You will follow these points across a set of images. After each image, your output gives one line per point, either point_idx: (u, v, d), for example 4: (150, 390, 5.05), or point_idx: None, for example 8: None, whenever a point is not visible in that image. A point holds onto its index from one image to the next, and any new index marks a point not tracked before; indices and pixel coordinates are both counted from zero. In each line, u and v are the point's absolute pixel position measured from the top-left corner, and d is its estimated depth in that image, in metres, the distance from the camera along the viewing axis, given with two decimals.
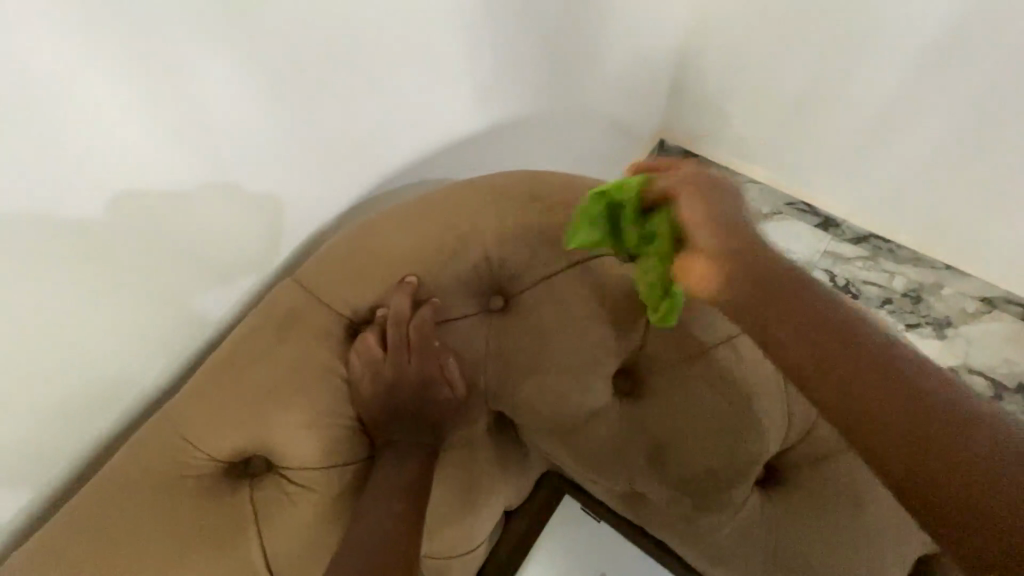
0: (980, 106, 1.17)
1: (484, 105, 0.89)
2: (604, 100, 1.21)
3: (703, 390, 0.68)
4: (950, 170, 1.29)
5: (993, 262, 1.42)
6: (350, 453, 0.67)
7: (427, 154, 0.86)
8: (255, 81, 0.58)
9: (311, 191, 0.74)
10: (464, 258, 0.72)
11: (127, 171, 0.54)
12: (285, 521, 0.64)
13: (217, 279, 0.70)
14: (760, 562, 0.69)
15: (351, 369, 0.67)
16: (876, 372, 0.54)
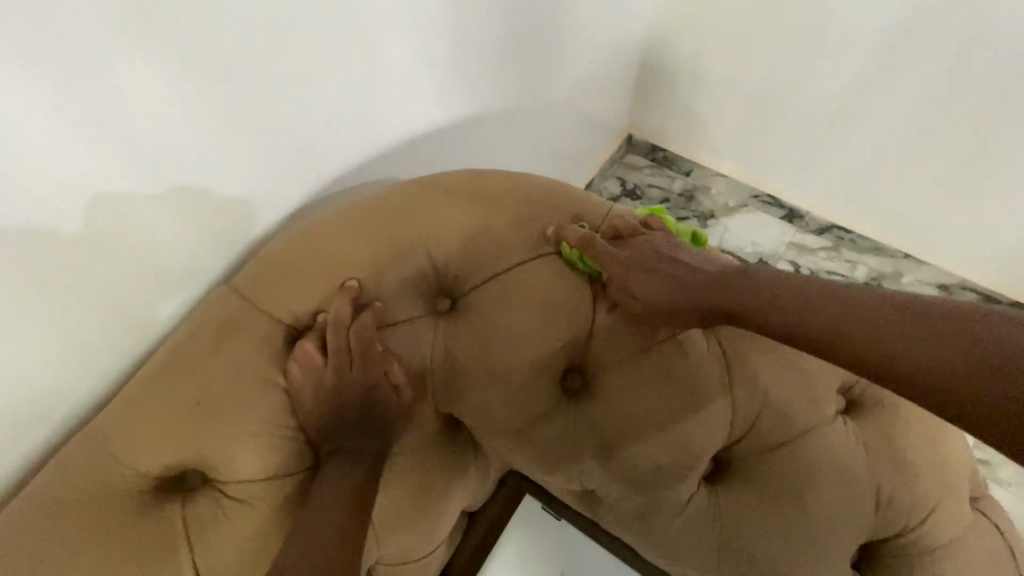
0: (940, 97, 1.21)
1: (446, 103, 0.87)
2: (572, 97, 1.21)
3: (647, 386, 0.67)
4: (912, 160, 1.33)
5: (949, 250, 1.46)
6: (295, 463, 0.65)
7: (384, 155, 0.84)
8: (218, 84, 0.57)
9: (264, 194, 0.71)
10: (411, 262, 0.70)
11: (92, 176, 0.53)
12: (222, 537, 0.62)
13: (160, 289, 0.67)
14: (709, 556, 0.69)
15: (290, 379, 0.65)
16: (849, 318, 0.58)
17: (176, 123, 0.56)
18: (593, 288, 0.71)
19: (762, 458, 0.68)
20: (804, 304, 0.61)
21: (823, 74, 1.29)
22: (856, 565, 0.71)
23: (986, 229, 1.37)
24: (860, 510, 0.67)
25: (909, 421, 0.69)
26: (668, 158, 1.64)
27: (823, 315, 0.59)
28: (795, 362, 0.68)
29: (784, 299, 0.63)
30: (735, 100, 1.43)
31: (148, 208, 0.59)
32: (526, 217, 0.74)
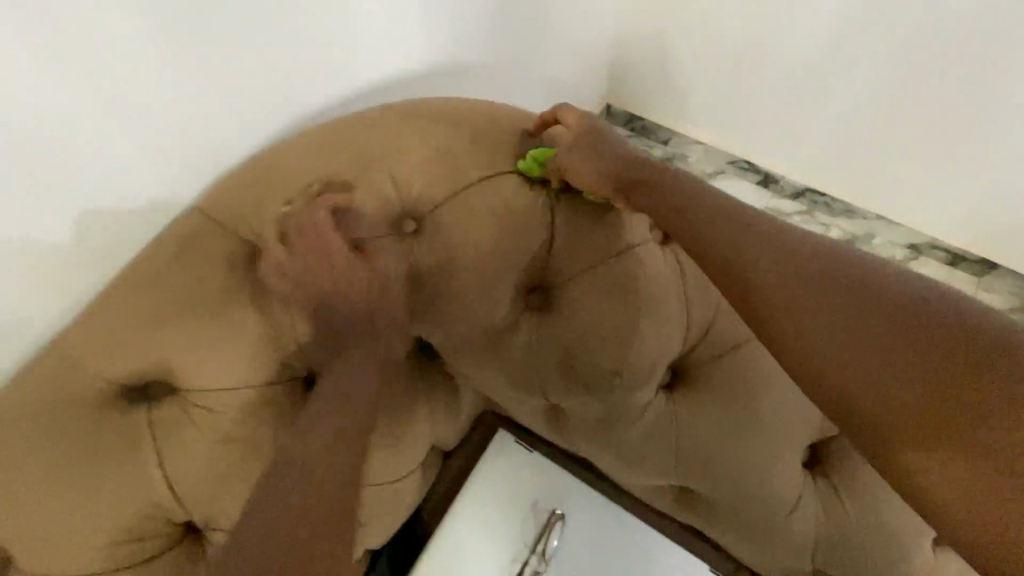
0: (909, 60, 1.23)
1: (422, 45, 0.85)
2: (550, 56, 1.20)
3: (604, 299, 0.70)
4: (880, 119, 1.35)
5: (920, 207, 1.48)
6: (262, 377, 0.66)
7: (356, 96, 0.82)
8: (182, 44, 0.58)
9: (232, 134, 0.70)
10: (375, 187, 0.71)
11: (88, 171, 0.58)
12: (187, 442, 0.62)
13: (132, 229, 0.66)
14: (667, 459, 0.72)
15: (255, 296, 0.66)
16: (884, 326, 0.62)
17: (147, 60, 0.56)
18: (551, 205, 0.72)
19: (715, 364, 0.71)
20: (815, 301, 0.63)
21: (793, 37, 1.29)
22: (807, 464, 0.74)
23: (951, 185, 1.40)
24: (807, 410, 0.70)
25: None
26: (646, 127, 1.65)
27: (832, 320, 0.63)
28: None
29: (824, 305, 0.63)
30: (710, 64, 1.43)
31: (124, 148, 0.59)
32: (489, 142, 0.75)
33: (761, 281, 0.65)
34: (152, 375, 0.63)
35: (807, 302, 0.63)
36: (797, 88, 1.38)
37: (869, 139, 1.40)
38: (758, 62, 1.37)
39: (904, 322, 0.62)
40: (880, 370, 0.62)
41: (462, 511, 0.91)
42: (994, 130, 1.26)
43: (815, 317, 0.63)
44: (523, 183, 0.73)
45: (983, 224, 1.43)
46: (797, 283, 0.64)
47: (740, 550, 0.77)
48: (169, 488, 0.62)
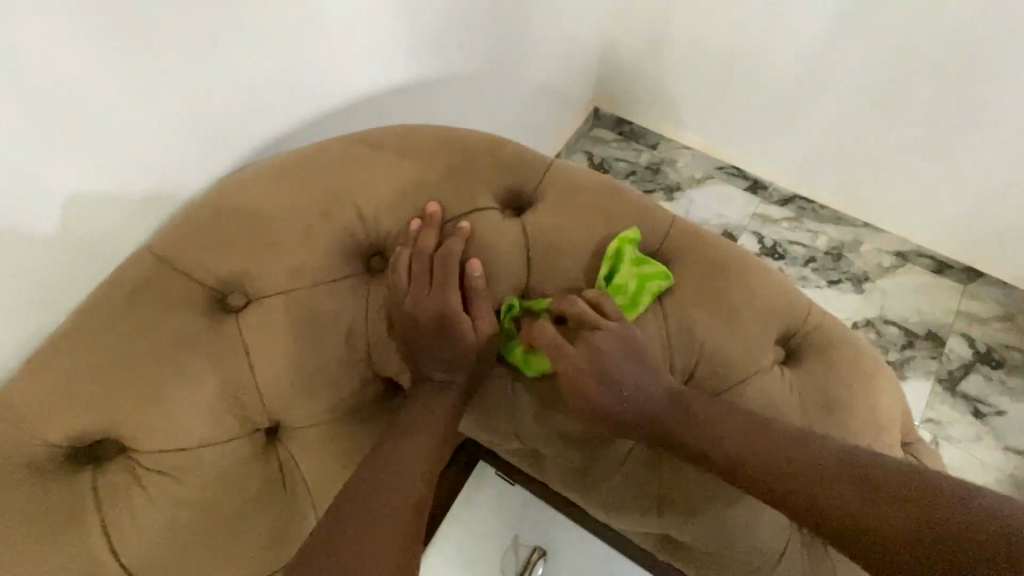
0: (895, 60, 1.22)
1: (394, 68, 0.83)
2: (531, 69, 1.19)
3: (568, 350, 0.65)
4: (867, 122, 1.34)
5: (907, 216, 1.46)
6: (218, 431, 0.61)
7: (324, 122, 0.79)
8: (142, 44, 0.54)
9: (195, 157, 0.66)
10: (341, 223, 0.67)
11: (57, 169, 0.54)
12: (136, 510, 0.57)
13: (85, 257, 0.62)
14: (648, 505, 0.69)
15: (214, 341, 0.62)
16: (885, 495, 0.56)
17: (88, 81, 0.53)
18: (527, 243, 0.69)
19: (677, 428, 0.64)
20: (766, 442, 0.61)
21: (778, 39, 1.29)
22: None
23: (940, 189, 1.37)
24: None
25: (844, 365, 0.69)
26: (635, 131, 1.63)
27: (785, 460, 0.60)
28: (729, 307, 0.68)
29: (827, 482, 0.58)
30: (697, 66, 1.43)
31: (60, 178, 0.55)
32: (462, 173, 0.71)
33: (703, 412, 0.64)
34: (98, 430, 0.58)
35: (802, 479, 0.58)
36: (785, 92, 1.37)
37: (859, 144, 1.38)
38: (745, 64, 1.37)
39: (919, 494, 0.55)
40: (849, 512, 0.56)
41: (440, 551, 0.90)
42: (985, 132, 1.24)
43: (826, 493, 0.57)
44: (496, 217, 0.70)
45: (970, 231, 1.40)
46: (792, 455, 0.60)
47: None
48: (117, 560, 0.56)
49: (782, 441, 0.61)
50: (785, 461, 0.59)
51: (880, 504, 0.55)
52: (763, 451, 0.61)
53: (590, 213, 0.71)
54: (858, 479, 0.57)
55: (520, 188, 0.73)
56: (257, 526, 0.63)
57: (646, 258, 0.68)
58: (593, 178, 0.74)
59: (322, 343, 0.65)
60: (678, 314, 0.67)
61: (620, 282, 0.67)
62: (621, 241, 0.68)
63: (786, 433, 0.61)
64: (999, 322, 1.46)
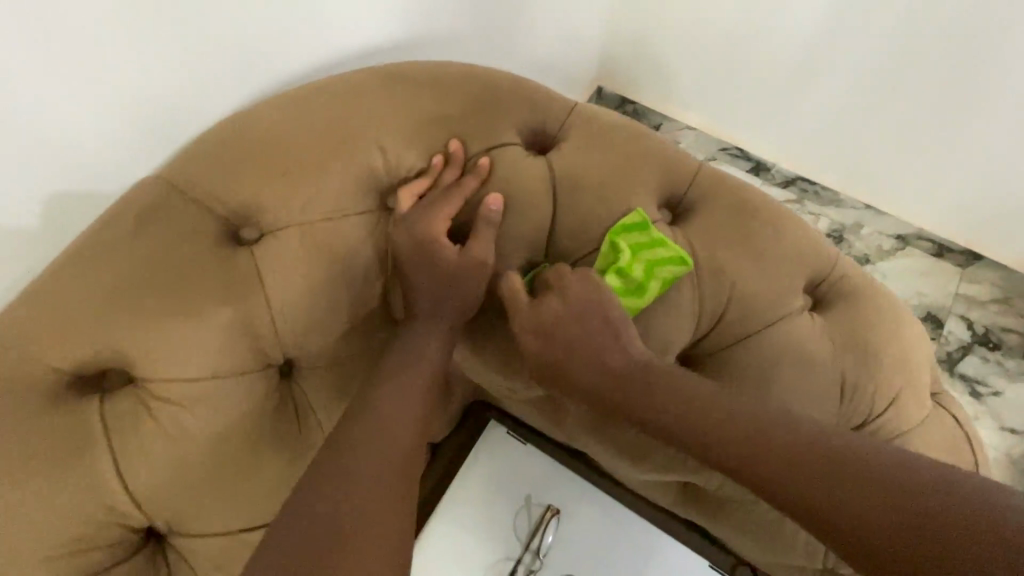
0: (898, 42, 1.17)
1: (411, 11, 0.79)
2: (544, 32, 1.15)
3: (587, 287, 0.62)
4: (865, 104, 1.28)
5: (910, 201, 1.39)
6: (231, 363, 0.58)
7: (338, 65, 0.75)
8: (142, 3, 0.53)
9: (200, 94, 0.63)
10: (358, 154, 0.64)
11: (52, 150, 0.55)
12: (146, 442, 0.54)
13: (86, 199, 0.60)
14: (673, 453, 0.67)
15: (226, 271, 0.59)
16: (895, 504, 0.51)
17: (80, 77, 0.53)
18: (552, 182, 0.66)
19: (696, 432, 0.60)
20: (761, 445, 0.57)
21: (777, 19, 1.24)
22: None
23: (937, 179, 1.32)
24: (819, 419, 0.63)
25: (873, 313, 0.68)
26: (638, 111, 1.52)
27: (781, 464, 0.56)
28: (757, 249, 0.66)
29: (857, 486, 0.53)
30: (695, 44, 1.35)
31: (59, 172, 0.56)
32: (484, 108, 0.69)
33: (691, 408, 0.60)
34: (104, 359, 0.55)
35: (803, 485, 0.55)
36: (785, 80, 1.32)
37: (857, 135, 1.34)
38: (742, 43, 1.30)
39: (942, 505, 0.50)
40: (854, 523, 0.52)
41: (451, 509, 0.88)
42: (985, 126, 1.21)
43: (855, 497, 0.53)
44: (519, 154, 0.67)
45: (966, 223, 1.36)
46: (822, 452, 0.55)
47: (749, 549, 0.72)
48: (127, 491, 0.54)
49: (779, 441, 0.57)
50: (813, 461, 0.55)
51: (909, 515, 0.50)
52: (789, 448, 0.56)
53: (618, 153, 0.68)
54: (892, 486, 0.52)
55: (544, 125, 0.71)
56: (271, 464, 0.61)
57: (663, 241, 0.64)
58: (619, 120, 0.72)
59: (340, 279, 0.63)
60: (708, 256, 0.65)
61: (623, 265, 0.62)
62: (636, 222, 0.64)
63: (782, 433, 0.57)
64: (995, 305, 1.41)
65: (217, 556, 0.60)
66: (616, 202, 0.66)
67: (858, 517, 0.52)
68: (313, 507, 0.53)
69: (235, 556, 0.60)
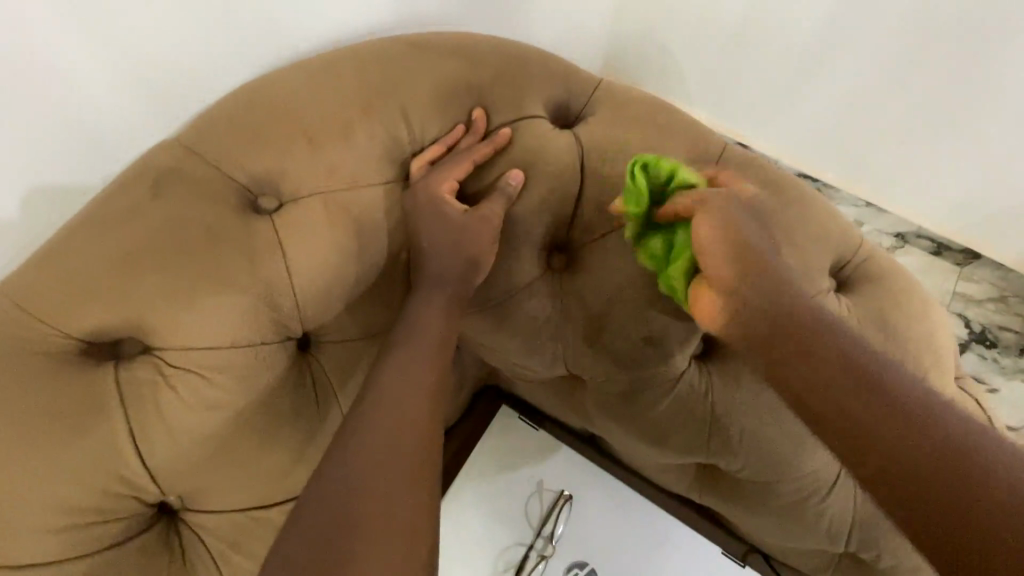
0: (903, 44, 1.12)
1: None
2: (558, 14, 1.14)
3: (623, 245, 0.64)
4: (868, 102, 1.22)
5: (911, 205, 1.31)
6: (249, 332, 0.56)
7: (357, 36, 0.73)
8: None
9: (213, 57, 0.61)
10: (380, 121, 0.62)
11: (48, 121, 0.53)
12: (160, 409, 0.52)
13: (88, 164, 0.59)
14: (697, 433, 0.66)
15: (245, 237, 0.57)
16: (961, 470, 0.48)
17: (72, 55, 0.52)
18: (580, 154, 0.65)
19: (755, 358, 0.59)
20: (838, 378, 0.54)
21: (780, 16, 1.19)
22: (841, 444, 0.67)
23: (940, 182, 1.25)
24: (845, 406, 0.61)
25: (898, 295, 0.67)
26: None
27: (854, 397, 0.53)
28: (783, 228, 0.66)
29: (911, 429, 0.51)
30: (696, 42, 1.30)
31: (45, 152, 0.55)
32: (509, 79, 0.67)
33: (763, 334, 0.58)
34: (117, 324, 0.53)
35: (870, 421, 0.52)
36: (784, 74, 1.25)
37: (852, 134, 1.27)
38: (744, 41, 1.25)
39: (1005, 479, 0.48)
40: (919, 465, 0.49)
41: (462, 494, 0.86)
42: (985, 127, 1.15)
43: (904, 443, 0.50)
44: (546, 127, 0.66)
45: (964, 224, 1.28)
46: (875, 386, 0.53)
47: (769, 531, 0.71)
48: (140, 460, 0.51)
49: (855, 374, 0.54)
50: (866, 399, 0.53)
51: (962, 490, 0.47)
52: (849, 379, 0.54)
53: (644, 129, 0.67)
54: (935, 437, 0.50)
55: (569, 99, 0.69)
56: (288, 438, 0.59)
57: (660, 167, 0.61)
58: (645, 96, 0.71)
59: (363, 249, 0.61)
60: None
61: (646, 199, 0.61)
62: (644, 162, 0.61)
63: (861, 366, 0.54)
64: (993, 304, 1.30)
65: (232, 533, 0.58)
66: None
67: (907, 463, 0.49)
68: (337, 481, 0.50)
69: (251, 534, 0.59)
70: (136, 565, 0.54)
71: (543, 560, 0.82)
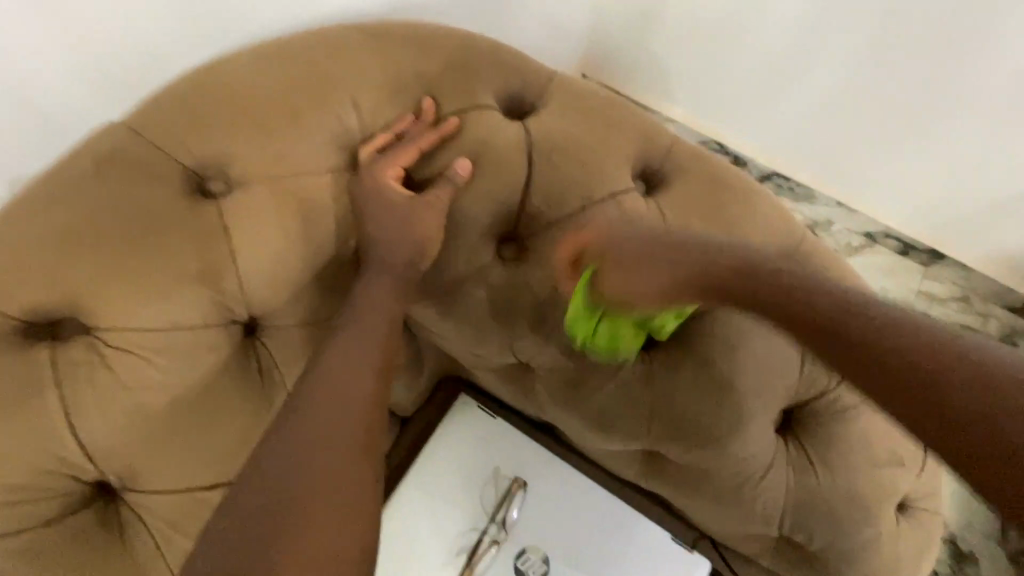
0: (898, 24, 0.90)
1: None
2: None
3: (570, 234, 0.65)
4: (851, 98, 1.01)
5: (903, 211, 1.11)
6: (193, 315, 0.56)
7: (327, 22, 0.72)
8: None
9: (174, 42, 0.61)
10: (330, 109, 0.63)
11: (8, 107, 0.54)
12: (99, 391, 0.52)
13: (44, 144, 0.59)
14: (639, 420, 0.68)
15: (189, 220, 0.57)
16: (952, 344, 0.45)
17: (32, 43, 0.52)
18: (529, 145, 0.66)
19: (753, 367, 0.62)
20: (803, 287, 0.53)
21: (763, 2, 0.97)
22: (778, 428, 0.70)
23: (931, 189, 1.06)
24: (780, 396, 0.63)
25: None
26: None
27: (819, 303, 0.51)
28: (725, 222, 0.67)
29: (878, 319, 0.48)
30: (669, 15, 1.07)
31: (9, 142, 0.56)
32: (461, 70, 0.68)
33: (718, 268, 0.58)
34: (57, 305, 0.53)
35: (844, 316, 0.50)
36: (753, 61, 1.05)
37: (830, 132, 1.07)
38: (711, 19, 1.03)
39: None
40: (897, 356, 0.45)
41: (417, 481, 0.87)
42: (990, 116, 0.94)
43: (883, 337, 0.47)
44: (496, 118, 0.67)
45: (962, 232, 1.08)
46: (874, 316, 0.48)
47: (713, 518, 0.73)
48: (77, 442, 0.52)
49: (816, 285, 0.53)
50: (870, 316, 0.49)
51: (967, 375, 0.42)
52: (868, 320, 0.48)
53: (593, 122, 0.68)
54: (938, 331, 0.46)
55: (521, 91, 0.70)
56: (231, 420, 0.60)
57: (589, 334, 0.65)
58: (596, 90, 0.72)
59: (311, 234, 0.61)
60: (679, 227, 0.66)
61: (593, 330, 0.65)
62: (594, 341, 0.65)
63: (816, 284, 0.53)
64: (957, 304, 1.12)
65: (174, 513, 0.58)
66: (590, 170, 0.66)
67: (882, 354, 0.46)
68: (276, 461, 0.51)
69: (192, 516, 0.59)
70: (75, 541, 0.55)
71: (495, 545, 0.84)
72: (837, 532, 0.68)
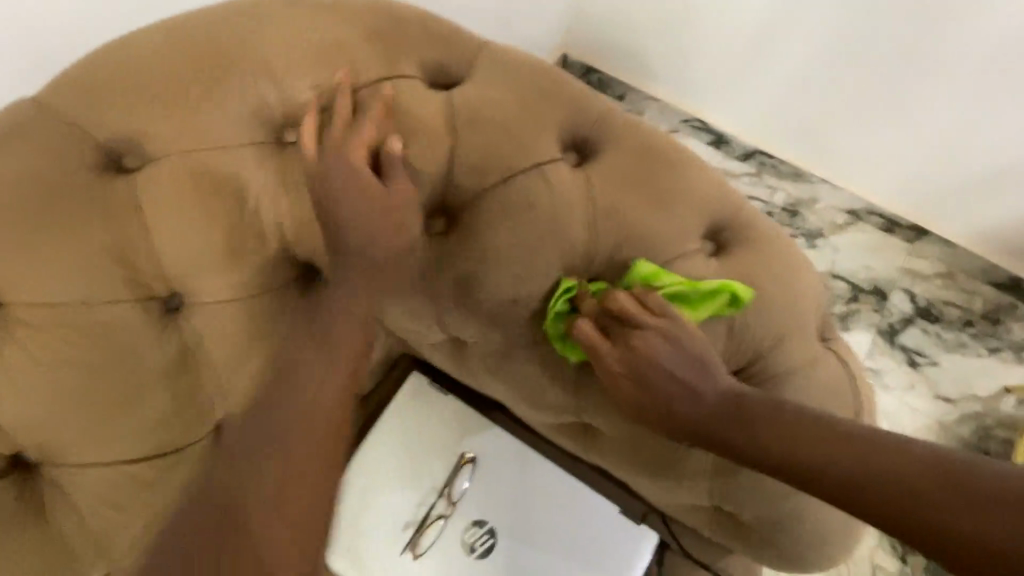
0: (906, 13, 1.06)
1: None
2: None
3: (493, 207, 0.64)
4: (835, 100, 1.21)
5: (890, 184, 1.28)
6: (105, 291, 0.57)
7: None
8: None
9: None
10: (243, 80, 0.61)
11: None
12: (15, 371, 0.56)
13: None
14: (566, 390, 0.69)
15: (97, 197, 0.57)
16: (893, 480, 0.53)
17: None
18: (452, 117, 0.65)
19: (664, 339, 0.61)
20: (822, 434, 0.57)
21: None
22: None
23: (962, 173, 1.20)
24: (712, 367, 0.62)
25: (766, 255, 0.69)
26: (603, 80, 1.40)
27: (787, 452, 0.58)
28: (654, 192, 0.66)
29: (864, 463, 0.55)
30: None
31: None
32: (384, 41, 0.66)
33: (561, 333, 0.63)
34: None
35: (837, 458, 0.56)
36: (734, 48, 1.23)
37: (842, 124, 1.24)
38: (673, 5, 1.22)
39: (938, 485, 0.52)
40: (917, 476, 0.53)
41: (366, 458, 0.87)
42: (946, 89, 1.12)
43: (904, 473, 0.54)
44: (418, 89, 0.65)
45: (926, 207, 1.28)
46: (894, 464, 0.54)
47: (647, 488, 0.74)
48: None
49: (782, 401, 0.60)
50: (883, 458, 0.55)
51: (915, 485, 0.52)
52: (890, 458, 0.54)
53: (521, 92, 0.67)
54: (940, 482, 0.52)
55: (447, 61, 0.69)
56: (153, 397, 0.60)
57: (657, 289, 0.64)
58: (527, 59, 0.71)
59: (227, 208, 0.60)
60: (605, 197, 0.65)
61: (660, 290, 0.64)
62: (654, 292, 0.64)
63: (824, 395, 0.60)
64: (939, 280, 1.31)
65: (104, 486, 0.61)
66: (514, 141, 0.65)
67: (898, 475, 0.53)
68: None
69: (120, 489, 0.61)
70: None
71: (441, 519, 0.85)
72: (769, 501, 0.68)
